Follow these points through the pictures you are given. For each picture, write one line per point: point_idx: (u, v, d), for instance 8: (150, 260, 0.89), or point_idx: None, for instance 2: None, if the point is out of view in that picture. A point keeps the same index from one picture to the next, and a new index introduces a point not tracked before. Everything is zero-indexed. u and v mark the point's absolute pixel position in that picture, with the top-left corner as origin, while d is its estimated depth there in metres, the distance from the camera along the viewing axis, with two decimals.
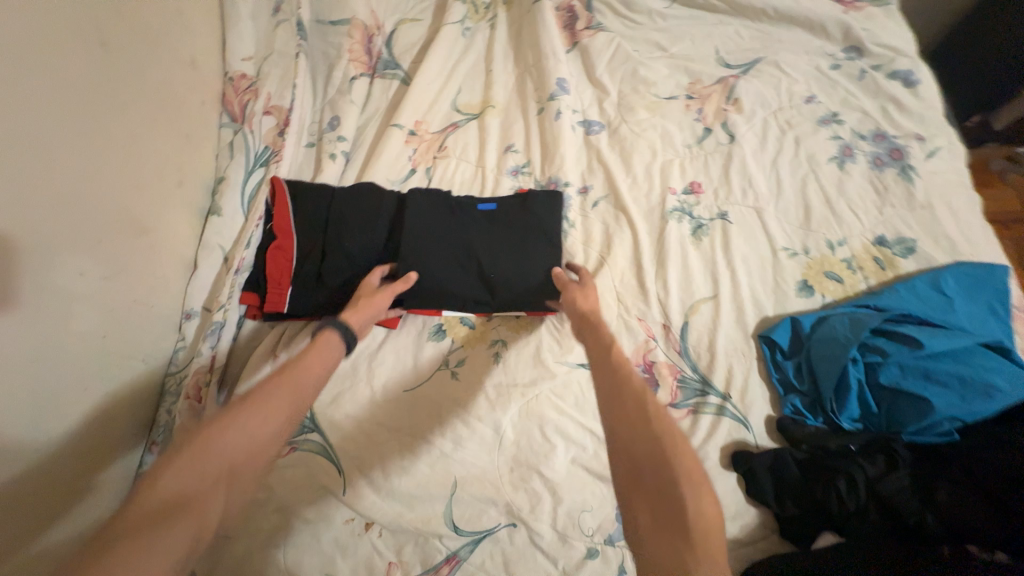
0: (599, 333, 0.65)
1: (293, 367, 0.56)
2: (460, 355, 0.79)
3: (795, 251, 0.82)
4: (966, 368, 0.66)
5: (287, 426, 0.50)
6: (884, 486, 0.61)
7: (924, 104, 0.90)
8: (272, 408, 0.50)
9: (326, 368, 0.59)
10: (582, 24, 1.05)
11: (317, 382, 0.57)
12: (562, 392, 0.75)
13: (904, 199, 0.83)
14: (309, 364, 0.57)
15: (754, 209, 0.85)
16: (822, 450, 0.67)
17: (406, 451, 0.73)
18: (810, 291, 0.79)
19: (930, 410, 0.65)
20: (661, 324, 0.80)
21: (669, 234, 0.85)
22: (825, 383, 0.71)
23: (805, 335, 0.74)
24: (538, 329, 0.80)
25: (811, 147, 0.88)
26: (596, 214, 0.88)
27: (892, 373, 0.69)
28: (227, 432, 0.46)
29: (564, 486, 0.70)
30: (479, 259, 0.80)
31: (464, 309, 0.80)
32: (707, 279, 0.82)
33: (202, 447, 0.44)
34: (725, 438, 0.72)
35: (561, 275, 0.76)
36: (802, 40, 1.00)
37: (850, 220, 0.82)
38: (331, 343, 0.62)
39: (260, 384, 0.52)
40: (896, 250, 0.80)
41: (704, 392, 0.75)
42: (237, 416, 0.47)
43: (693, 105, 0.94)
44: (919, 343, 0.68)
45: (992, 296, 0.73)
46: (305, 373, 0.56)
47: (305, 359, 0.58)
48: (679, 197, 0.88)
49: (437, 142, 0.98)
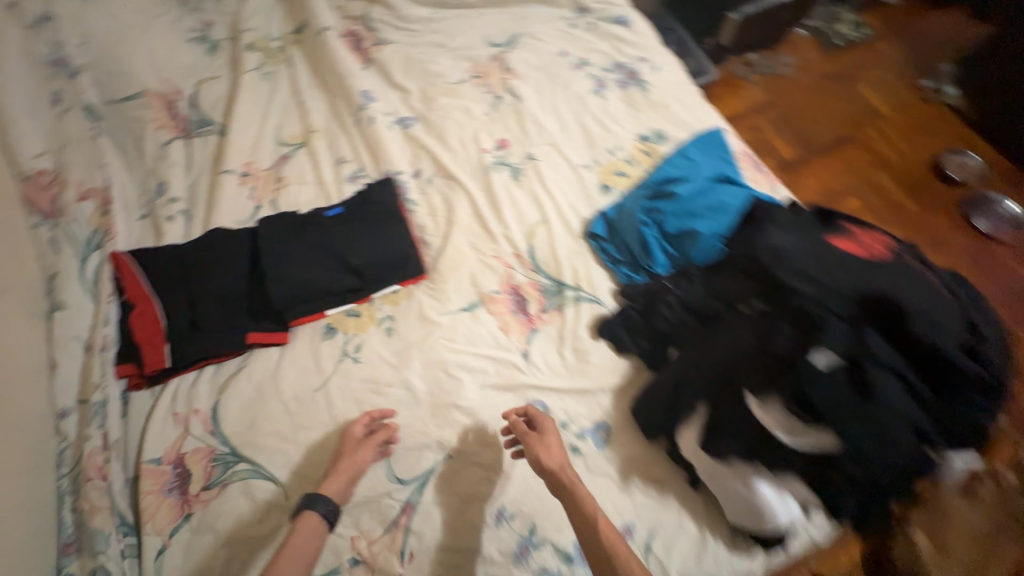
0: (576, 498, 0.69)
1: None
2: (356, 342, 0.87)
3: (590, 164, 1.04)
4: (711, 197, 0.88)
5: None
6: (690, 297, 0.80)
7: (638, 36, 1.20)
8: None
9: (304, 562, 0.65)
10: (369, 42, 1.21)
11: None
12: (453, 335, 0.88)
13: (647, 103, 1.11)
14: (286, 559, 0.64)
15: (551, 144, 1.06)
16: (650, 294, 0.86)
17: (334, 440, 0.79)
18: (609, 189, 1.01)
19: (701, 234, 0.85)
20: (514, 255, 0.96)
21: (495, 184, 1.02)
22: (637, 248, 0.90)
23: (613, 221, 0.94)
24: (416, 295, 0.91)
25: (576, 87, 1.13)
26: (433, 188, 1.02)
27: (672, 222, 0.89)
28: None
29: (479, 406, 0.83)
30: (341, 255, 0.88)
31: (347, 302, 0.88)
32: (535, 208, 1.00)
33: None
34: (588, 317, 0.90)
35: (517, 425, 0.77)
36: (545, 11, 1.25)
37: (618, 131, 1.07)
38: (312, 531, 0.67)
39: None
40: (654, 139, 1.06)
41: (561, 290, 0.93)
42: None
43: (480, 82, 1.15)
44: (678, 194, 0.90)
45: (719, 150, 1.02)
46: (288, 566, 0.64)
47: (276, 564, 0.64)
48: (494, 154, 1.06)
49: (272, 175, 1.05)
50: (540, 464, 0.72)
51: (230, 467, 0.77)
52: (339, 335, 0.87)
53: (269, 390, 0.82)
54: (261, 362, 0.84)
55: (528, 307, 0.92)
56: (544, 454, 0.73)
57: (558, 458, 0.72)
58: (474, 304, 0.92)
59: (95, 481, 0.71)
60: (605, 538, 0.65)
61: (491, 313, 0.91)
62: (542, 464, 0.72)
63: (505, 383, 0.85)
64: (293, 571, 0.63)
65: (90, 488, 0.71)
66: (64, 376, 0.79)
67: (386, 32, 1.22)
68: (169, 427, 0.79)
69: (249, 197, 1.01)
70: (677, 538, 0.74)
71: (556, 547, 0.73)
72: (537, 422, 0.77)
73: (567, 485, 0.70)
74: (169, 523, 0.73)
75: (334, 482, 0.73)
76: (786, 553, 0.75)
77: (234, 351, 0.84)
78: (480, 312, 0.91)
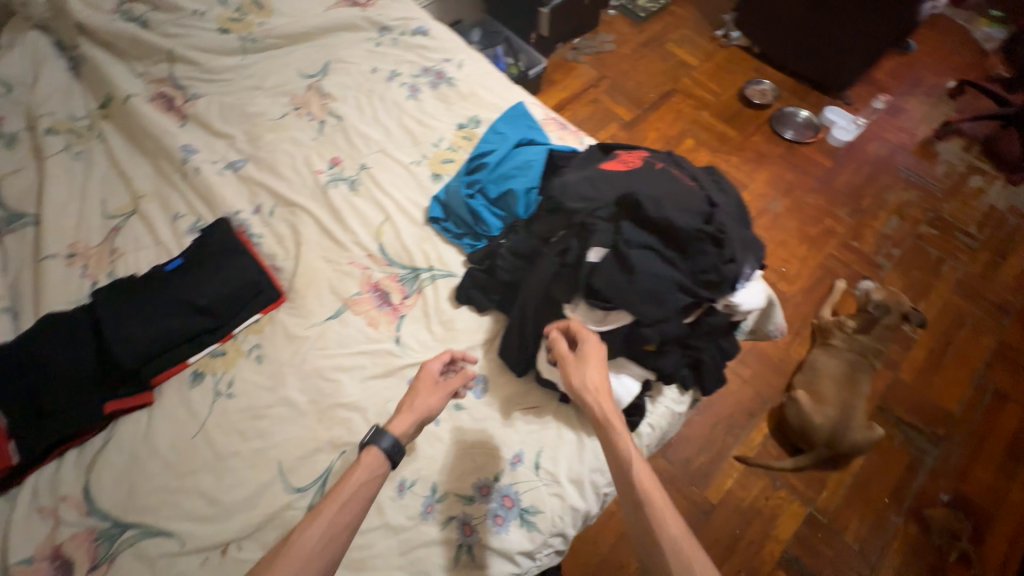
0: (620, 427, 0.68)
1: (341, 487, 0.68)
2: (227, 379, 0.88)
3: (418, 160, 1.14)
4: (518, 159, 1.02)
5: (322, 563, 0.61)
6: (517, 244, 0.92)
7: (438, 41, 1.33)
8: (319, 551, 0.62)
9: (368, 494, 0.68)
10: (181, 100, 1.23)
11: (359, 508, 0.67)
12: (324, 343, 0.92)
13: (458, 96, 1.24)
14: (360, 483, 0.68)
15: (381, 150, 1.15)
16: (488, 253, 0.97)
17: (223, 474, 0.80)
18: (439, 176, 1.11)
19: (515, 191, 0.98)
20: (367, 256, 1.03)
21: (335, 198, 1.08)
22: (470, 218, 1.01)
23: (445, 201, 1.04)
24: (278, 318, 0.94)
25: (391, 97, 1.23)
26: (276, 218, 1.06)
27: (492, 187, 1.01)
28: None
29: (363, 398, 0.88)
30: (189, 301, 0.90)
31: (208, 343, 0.90)
32: (378, 210, 1.08)
33: None
34: (446, 290, 0.99)
35: (560, 343, 0.76)
36: (350, 37, 1.35)
37: (437, 125, 1.19)
38: (373, 466, 0.70)
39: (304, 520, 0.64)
40: (471, 124, 1.19)
41: (417, 274, 1.01)
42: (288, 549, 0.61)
43: (302, 112, 1.22)
44: (491, 163, 1.03)
45: (524, 119, 1.16)
46: (349, 495, 0.67)
47: (350, 480, 0.69)
48: (329, 172, 1.12)
49: (105, 249, 1.03)
50: (572, 384, 0.73)
51: (115, 539, 0.75)
52: (208, 378, 0.88)
53: (143, 451, 0.81)
54: (127, 428, 0.83)
55: (391, 298, 0.99)
56: (584, 376, 0.72)
57: (597, 376, 0.72)
58: (339, 310, 0.97)
59: None
60: (629, 457, 0.66)
61: (357, 313, 0.97)
62: (578, 384, 0.72)
63: (384, 371, 0.91)
64: (354, 507, 0.67)
65: None
66: None
67: (197, 87, 1.25)
68: (36, 524, 0.75)
69: (83, 276, 0.99)
70: (560, 448, 0.84)
71: (458, 494, 0.80)
72: (579, 341, 0.75)
73: (603, 417, 0.70)
74: None
75: (402, 421, 0.75)
76: (651, 429, 0.89)
77: (94, 428, 0.82)
78: (347, 315, 0.96)
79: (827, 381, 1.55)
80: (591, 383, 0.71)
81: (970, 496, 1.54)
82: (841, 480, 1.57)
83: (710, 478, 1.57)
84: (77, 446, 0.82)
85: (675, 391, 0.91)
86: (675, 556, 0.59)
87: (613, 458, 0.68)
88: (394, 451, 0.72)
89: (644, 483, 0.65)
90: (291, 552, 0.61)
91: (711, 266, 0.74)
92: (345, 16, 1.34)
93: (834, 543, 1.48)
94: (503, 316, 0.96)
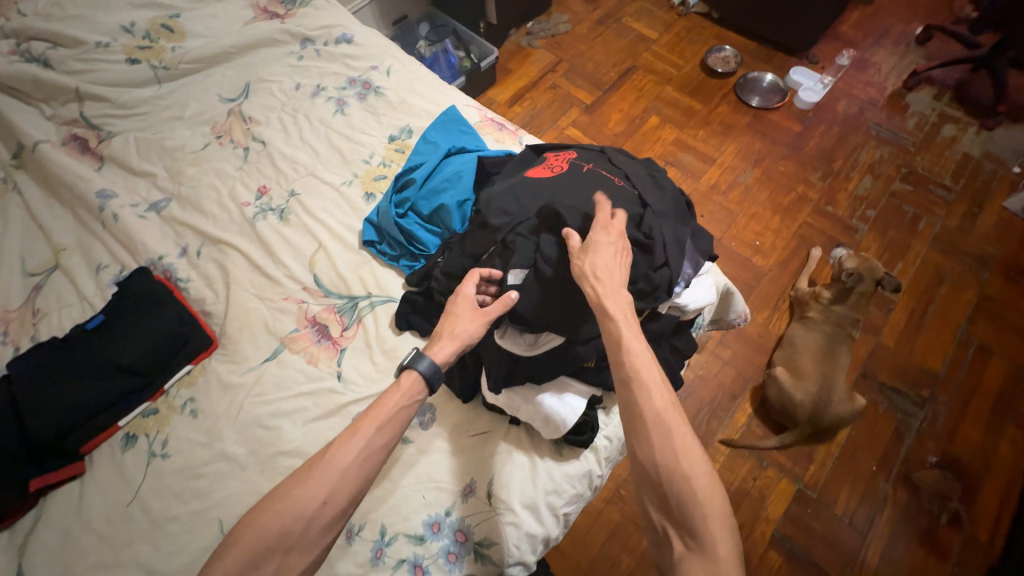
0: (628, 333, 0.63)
1: (375, 411, 0.69)
2: (162, 438, 0.84)
3: (350, 180, 1.08)
4: (447, 171, 0.97)
5: (355, 478, 0.65)
6: (450, 265, 0.87)
7: (364, 48, 1.25)
8: (356, 466, 0.66)
9: (403, 416, 0.70)
10: (96, 141, 1.16)
11: (392, 432, 0.69)
12: (261, 389, 0.88)
13: (388, 106, 1.16)
14: (393, 407, 0.70)
15: (309, 174, 1.09)
16: (424, 275, 0.93)
17: (163, 540, 0.76)
18: (373, 195, 1.06)
19: (446, 206, 0.93)
20: (302, 289, 0.98)
21: (264, 231, 1.03)
22: (403, 238, 0.96)
23: (377, 222, 0.99)
24: (211, 367, 0.90)
25: (318, 114, 1.16)
26: (204, 258, 1.01)
27: (423, 204, 0.96)
28: (299, 489, 0.64)
29: (305, 443, 0.84)
30: (109, 360, 0.85)
31: (139, 402, 0.86)
32: (310, 238, 1.03)
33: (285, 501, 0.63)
34: (387, 318, 0.95)
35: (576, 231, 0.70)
36: (270, 53, 1.27)
37: (367, 139, 1.12)
38: (411, 391, 0.71)
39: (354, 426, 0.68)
40: (403, 136, 1.12)
41: (356, 303, 0.97)
42: (331, 455, 0.66)
43: (224, 140, 1.15)
44: (420, 178, 0.98)
45: (457, 124, 1.10)
46: (380, 415, 0.69)
47: (384, 402, 0.70)
48: (256, 203, 1.07)
49: (27, 311, 0.98)
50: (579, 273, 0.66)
51: None
52: (141, 439, 0.84)
53: (77, 526, 0.78)
54: (61, 502, 0.80)
55: (331, 332, 0.95)
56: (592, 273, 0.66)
57: (606, 270, 0.66)
58: (276, 351, 0.92)
59: None
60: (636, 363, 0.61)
61: (296, 352, 0.92)
62: (589, 274, 0.66)
63: (326, 411, 0.87)
64: (390, 428, 0.69)
65: None
66: None
67: (111, 125, 1.17)
68: None
69: (5, 344, 0.94)
70: (513, 475, 0.80)
71: (408, 535, 0.76)
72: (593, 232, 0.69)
73: (609, 317, 0.64)
74: None
75: (445, 347, 0.74)
76: (608, 441, 0.85)
77: (23, 507, 0.78)
78: (284, 356, 0.92)
79: (806, 356, 1.52)
80: (604, 270, 0.66)
81: (960, 456, 1.52)
82: (829, 453, 1.54)
83: None
84: (7, 528, 0.78)
85: None
86: (665, 454, 0.58)
87: (615, 357, 0.63)
88: (433, 375, 0.72)
89: (650, 391, 0.61)
90: (329, 467, 0.65)
91: (640, 275, 0.71)
92: (262, 31, 1.26)
93: (826, 518, 1.47)
94: None
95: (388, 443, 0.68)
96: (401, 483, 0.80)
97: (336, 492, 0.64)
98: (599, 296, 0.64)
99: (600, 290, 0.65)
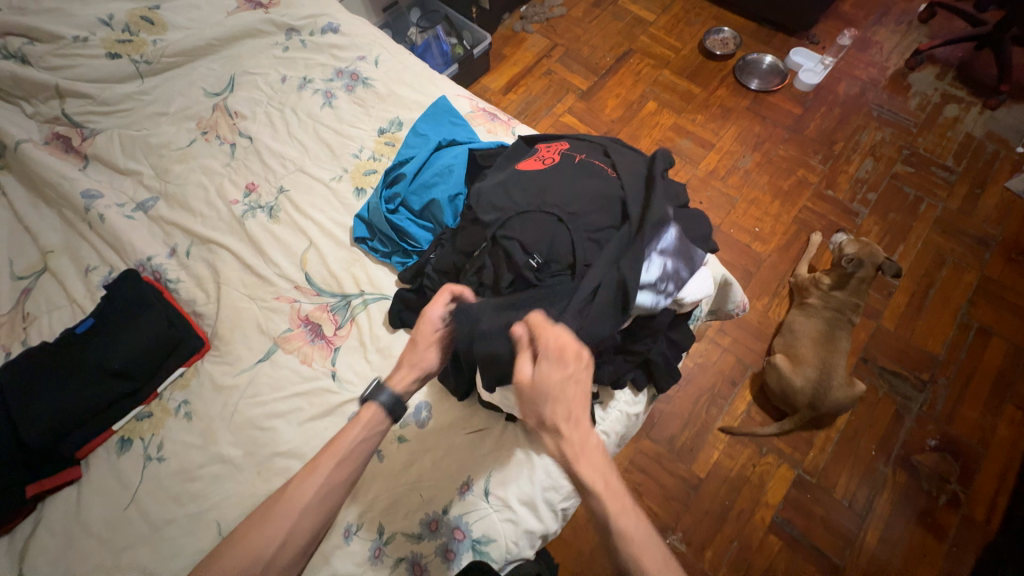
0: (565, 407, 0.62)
1: (335, 445, 0.71)
2: (156, 442, 0.84)
3: (339, 175, 1.06)
4: (437, 164, 0.95)
5: (312, 518, 0.67)
6: (442, 261, 0.86)
7: (350, 37, 1.21)
8: (313, 505, 0.67)
9: (364, 452, 0.72)
10: (80, 139, 1.13)
11: (354, 468, 0.71)
12: (256, 390, 0.87)
13: (376, 97, 1.13)
14: (356, 441, 0.72)
15: (298, 169, 1.07)
16: (417, 272, 0.91)
17: (161, 543, 0.77)
18: (363, 191, 1.04)
19: (438, 201, 0.92)
20: (294, 288, 0.97)
21: (253, 229, 1.01)
22: (395, 234, 0.94)
23: (368, 218, 0.98)
24: (204, 368, 0.90)
25: (305, 107, 1.13)
26: (194, 258, 1.00)
27: (414, 199, 0.94)
28: (252, 535, 0.66)
29: (301, 443, 0.84)
30: (100, 364, 0.84)
31: (132, 406, 0.86)
32: (301, 236, 1.01)
33: (237, 550, 0.65)
34: (381, 316, 0.94)
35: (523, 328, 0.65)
36: (254, 44, 1.23)
37: (356, 133, 1.10)
38: (372, 423, 0.73)
39: (314, 461, 0.70)
40: (392, 128, 1.10)
41: (349, 301, 0.96)
42: (289, 493, 0.68)
43: (210, 136, 1.12)
44: (410, 172, 0.96)
45: (446, 116, 1.07)
46: (337, 452, 0.70)
47: (345, 438, 0.72)
48: (244, 201, 1.05)
49: (17, 315, 0.97)
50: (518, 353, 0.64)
51: None
52: (136, 443, 0.84)
53: (76, 530, 0.78)
54: (59, 507, 0.80)
55: (324, 331, 0.93)
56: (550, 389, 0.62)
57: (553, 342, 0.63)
58: (269, 351, 0.91)
59: None
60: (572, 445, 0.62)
61: (289, 352, 0.91)
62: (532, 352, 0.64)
63: (321, 411, 0.86)
64: (349, 467, 0.70)
65: None
66: None
67: (94, 122, 1.14)
68: None
69: None
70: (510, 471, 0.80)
71: (406, 533, 0.77)
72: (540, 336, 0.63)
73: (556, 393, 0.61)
74: None
75: (404, 376, 0.76)
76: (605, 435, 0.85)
77: (21, 513, 0.78)
78: (278, 356, 0.91)
79: (806, 343, 1.51)
80: (552, 401, 0.62)
81: (959, 438, 1.52)
82: (828, 438, 1.55)
83: (696, 453, 1.55)
84: (6, 535, 0.78)
85: (628, 392, 0.86)
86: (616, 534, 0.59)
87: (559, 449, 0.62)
88: (393, 406, 0.74)
89: (588, 473, 0.61)
90: (287, 505, 0.67)
91: (637, 264, 0.67)
92: (245, 21, 1.22)
93: (825, 503, 1.48)
94: None
95: (348, 479, 0.70)
96: (398, 481, 0.80)
97: (292, 535, 0.66)
98: (550, 416, 0.62)
99: (554, 409, 0.62)
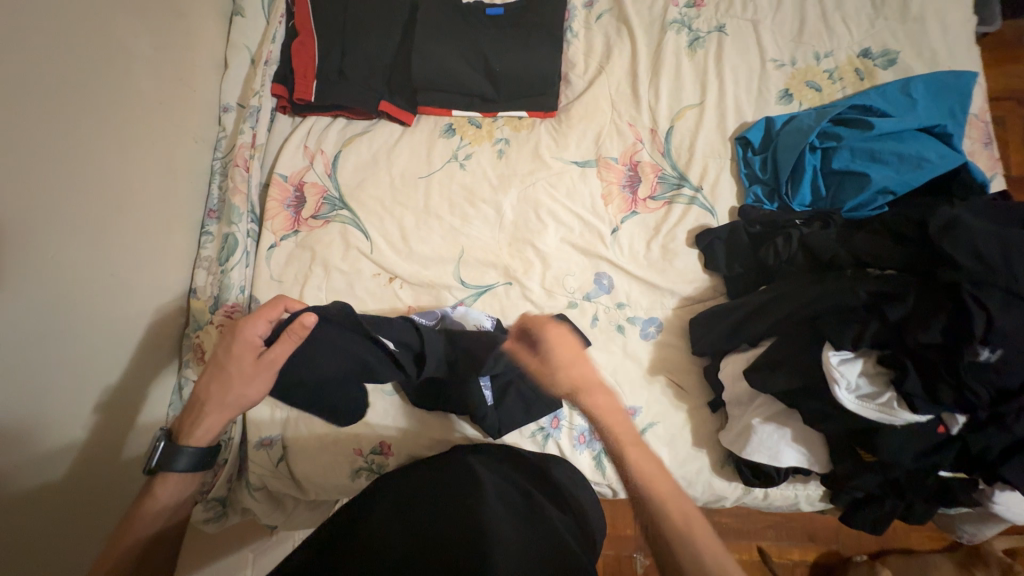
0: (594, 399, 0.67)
1: (237, 329, 0.63)
2: (467, 151, 0.89)
3: (782, 63, 0.87)
4: (906, 146, 0.74)
5: (254, 388, 0.63)
6: (814, 239, 0.72)
7: None
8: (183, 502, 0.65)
9: (253, 340, 0.63)
10: None
11: (259, 331, 0.63)
12: (556, 183, 0.87)
13: (898, 11, 0.86)
14: (252, 324, 0.63)
15: (751, 22, 0.89)
16: (771, 223, 0.78)
17: (424, 226, 0.87)
18: (789, 98, 0.86)
19: (868, 183, 0.74)
20: (649, 129, 0.88)
21: (666, 44, 0.89)
22: (784, 171, 0.80)
23: (775, 131, 0.82)
24: (538, 129, 0.89)
25: None
26: (599, 26, 0.92)
27: (843, 157, 0.77)
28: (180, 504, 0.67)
29: (553, 256, 0.85)
30: (486, 58, 0.87)
31: (474, 109, 0.89)
32: (698, 89, 0.88)
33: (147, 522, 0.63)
34: (693, 222, 0.84)
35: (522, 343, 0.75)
36: None
37: (841, 32, 0.86)
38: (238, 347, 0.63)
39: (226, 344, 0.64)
40: (879, 60, 0.85)
41: (680, 185, 0.86)
42: (226, 356, 0.63)
43: None
44: (870, 127, 0.76)
45: (955, 101, 0.79)
46: (239, 347, 0.63)
47: (248, 322, 0.63)
48: (680, 9, 0.90)
49: None
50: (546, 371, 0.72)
51: (334, 209, 0.87)
52: (455, 138, 0.90)
53: (383, 160, 0.89)
54: (384, 133, 0.91)
55: (638, 188, 0.87)
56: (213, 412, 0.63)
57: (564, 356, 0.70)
58: (588, 162, 0.88)
59: (240, 168, 0.83)
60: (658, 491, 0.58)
61: (600, 178, 0.87)
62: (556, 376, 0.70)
63: (586, 248, 0.85)
64: (244, 351, 0.63)
65: (235, 172, 0.83)
66: (232, 76, 0.91)
67: None
68: (298, 155, 0.89)
69: None
70: (674, 439, 0.79)
71: (571, 426, 0.80)
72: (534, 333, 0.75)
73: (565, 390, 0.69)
74: (283, 229, 0.86)
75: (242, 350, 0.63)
76: (762, 496, 0.78)
77: (368, 114, 0.90)
78: (591, 172, 0.87)
79: None
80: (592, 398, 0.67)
81: None
82: None
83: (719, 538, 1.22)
84: (348, 122, 0.92)
85: (821, 493, 0.77)
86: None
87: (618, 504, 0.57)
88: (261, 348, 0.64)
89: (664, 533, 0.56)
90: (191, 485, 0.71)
91: None
92: None
93: None
94: (723, 290, 0.82)
95: (257, 341, 0.63)
96: (606, 376, 0.82)
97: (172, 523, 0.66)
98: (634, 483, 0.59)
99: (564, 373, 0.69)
